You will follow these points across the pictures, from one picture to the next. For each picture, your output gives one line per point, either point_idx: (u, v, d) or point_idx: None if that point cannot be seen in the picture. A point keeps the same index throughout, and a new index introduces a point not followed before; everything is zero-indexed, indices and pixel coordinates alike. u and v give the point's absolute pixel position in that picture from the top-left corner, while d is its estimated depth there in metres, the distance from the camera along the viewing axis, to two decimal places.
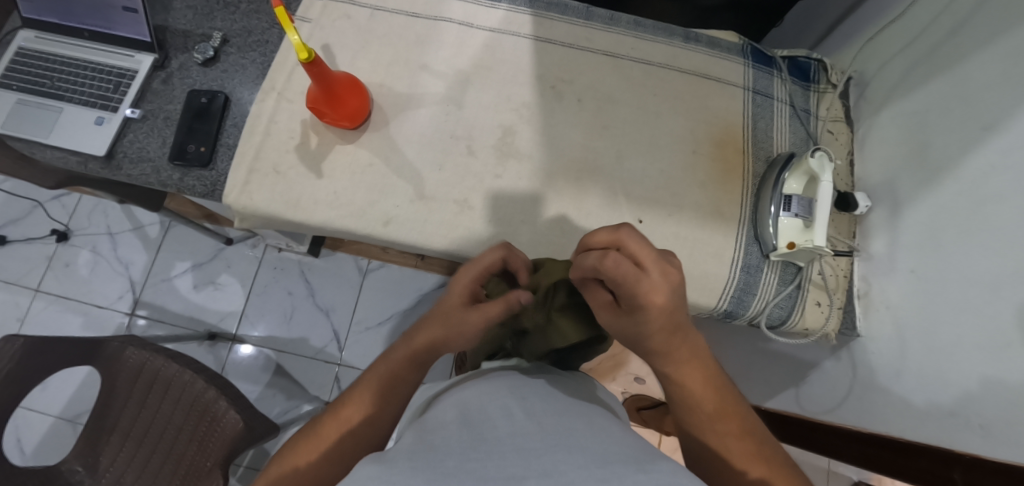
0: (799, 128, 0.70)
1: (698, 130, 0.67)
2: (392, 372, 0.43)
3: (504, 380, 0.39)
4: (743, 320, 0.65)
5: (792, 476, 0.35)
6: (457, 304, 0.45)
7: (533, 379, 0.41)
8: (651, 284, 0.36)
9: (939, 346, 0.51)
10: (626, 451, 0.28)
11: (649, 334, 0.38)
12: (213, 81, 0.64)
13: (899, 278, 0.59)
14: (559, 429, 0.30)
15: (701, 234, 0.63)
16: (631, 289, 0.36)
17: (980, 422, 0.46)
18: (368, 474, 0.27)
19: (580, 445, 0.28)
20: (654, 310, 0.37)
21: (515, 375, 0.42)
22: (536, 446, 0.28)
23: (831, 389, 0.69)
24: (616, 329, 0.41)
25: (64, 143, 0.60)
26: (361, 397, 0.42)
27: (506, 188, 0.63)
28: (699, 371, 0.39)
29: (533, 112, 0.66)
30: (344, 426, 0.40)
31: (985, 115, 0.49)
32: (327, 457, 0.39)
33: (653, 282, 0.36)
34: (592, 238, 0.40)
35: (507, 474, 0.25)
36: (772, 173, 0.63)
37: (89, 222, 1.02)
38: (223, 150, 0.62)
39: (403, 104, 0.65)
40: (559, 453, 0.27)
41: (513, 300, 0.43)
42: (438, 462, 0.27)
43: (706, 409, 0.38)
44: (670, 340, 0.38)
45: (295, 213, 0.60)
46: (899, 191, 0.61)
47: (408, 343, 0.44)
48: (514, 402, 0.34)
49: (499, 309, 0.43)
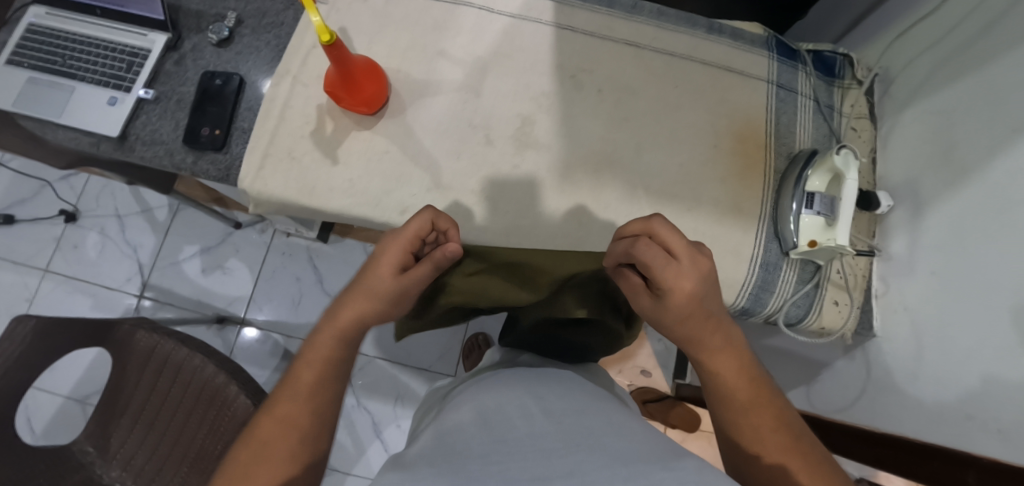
0: (822, 124, 0.69)
1: (719, 125, 0.66)
2: (329, 354, 0.39)
3: (522, 379, 0.39)
4: (760, 317, 0.65)
5: (825, 473, 0.34)
6: (386, 277, 0.41)
7: (548, 376, 0.41)
8: (678, 270, 0.37)
9: (959, 350, 0.51)
10: (652, 450, 0.28)
11: (678, 321, 0.39)
12: (227, 63, 0.63)
13: (921, 279, 0.58)
14: (578, 427, 0.30)
15: (719, 230, 0.63)
16: (660, 273, 0.38)
17: (996, 426, 0.46)
18: (392, 476, 0.26)
19: (602, 443, 0.28)
20: (680, 293, 0.37)
21: (529, 372, 0.42)
22: (556, 445, 0.28)
23: (842, 388, 0.69)
24: (649, 318, 0.41)
25: (75, 123, 0.59)
26: (298, 389, 0.38)
27: (524, 179, 0.62)
28: (732, 360, 0.39)
29: (552, 101, 0.64)
30: (290, 422, 0.36)
31: (1015, 116, 0.48)
32: (284, 458, 0.35)
33: (680, 268, 0.37)
34: (625, 227, 0.41)
35: (531, 476, 0.25)
36: (794, 169, 0.62)
37: (97, 204, 1.01)
38: (237, 134, 0.61)
39: (420, 90, 0.63)
40: (580, 452, 0.27)
41: (441, 255, 0.42)
42: (460, 465, 0.26)
43: (739, 401, 0.38)
44: (699, 328, 0.38)
45: (311, 200, 0.60)
46: (922, 191, 0.60)
47: (335, 321, 0.41)
48: (532, 401, 0.34)
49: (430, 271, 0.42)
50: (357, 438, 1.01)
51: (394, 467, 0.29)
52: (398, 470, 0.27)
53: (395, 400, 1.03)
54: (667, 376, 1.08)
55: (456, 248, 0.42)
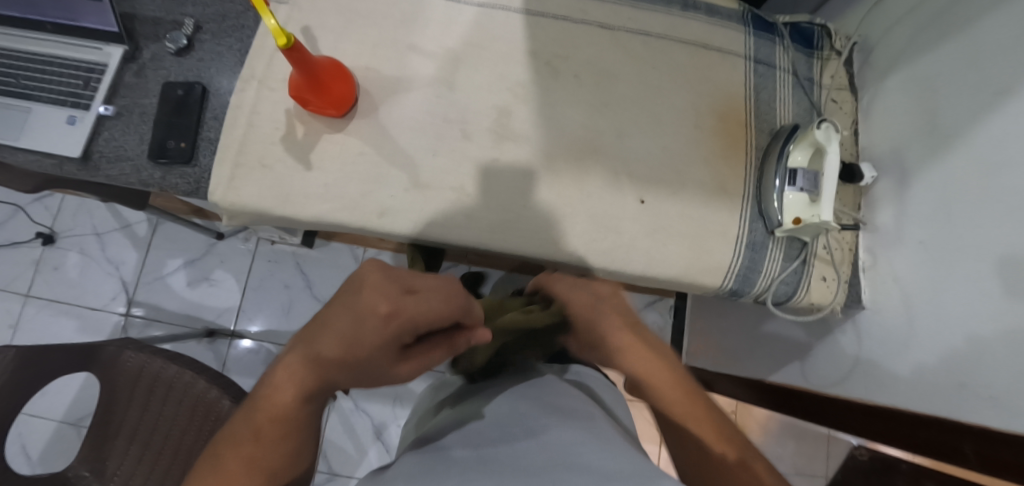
0: (803, 97, 0.68)
1: (700, 104, 0.64)
2: (299, 403, 0.35)
3: (508, 401, 0.40)
4: (748, 298, 0.64)
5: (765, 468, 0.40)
6: (382, 359, 0.31)
7: (535, 390, 0.42)
8: (586, 296, 0.54)
9: (948, 318, 0.52)
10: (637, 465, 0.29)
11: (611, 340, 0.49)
12: (189, 72, 0.61)
13: (907, 250, 0.58)
14: (562, 444, 0.31)
15: (706, 213, 0.62)
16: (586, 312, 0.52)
17: (988, 393, 0.46)
18: None
19: (584, 462, 0.29)
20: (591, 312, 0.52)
21: (527, 386, 0.44)
22: (539, 465, 0.29)
23: (836, 361, 0.67)
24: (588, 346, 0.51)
25: (34, 145, 0.57)
26: (266, 429, 0.35)
27: (504, 172, 0.59)
28: (668, 375, 0.46)
29: (529, 91, 0.62)
30: (257, 467, 0.34)
31: (993, 81, 0.49)
32: None
33: (584, 294, 0.54)
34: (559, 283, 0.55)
35: None
36: (776, 144, 0.62)
37: (74, 223, 0.99)
38: (204, 146, 0.59)
39: (392, 87, 0.61)
40: (562, 473, 0.27)
41: (464, 342, 0.34)
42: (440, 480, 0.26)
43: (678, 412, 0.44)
44: (632, 350, 0.48)
45: (286, 208, 0.58)
46: (906, 160, 0.60)
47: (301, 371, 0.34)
48: (525, 417, 0.36)
49: (443, 354, 0.34)
50: (359, 441, 1.00)
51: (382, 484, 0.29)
52: None
53: (394, 401, 1.03)
54: None
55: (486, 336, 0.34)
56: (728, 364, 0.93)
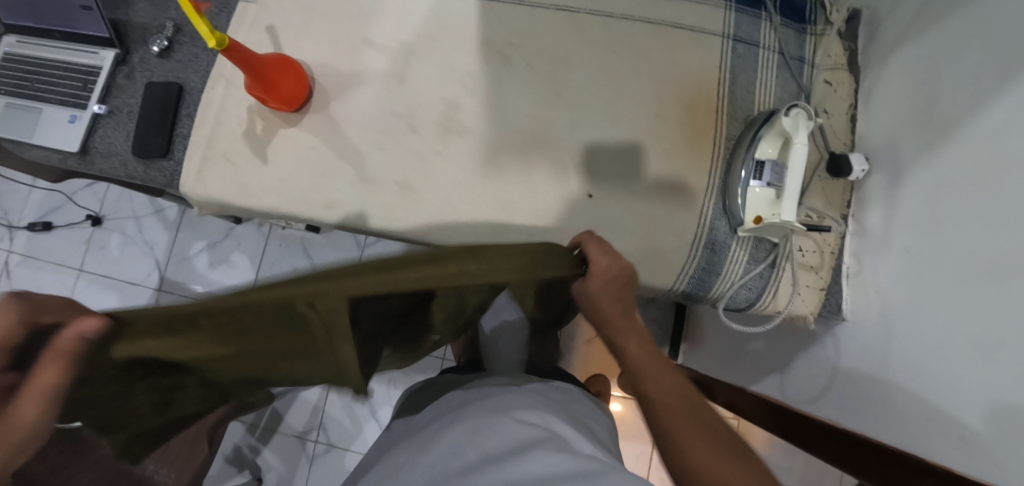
0: (789, 81, 0.61)
1: (664, 90, 0.59)
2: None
3: (463, 424, 0.48)
4: (706, 301, 0.60)
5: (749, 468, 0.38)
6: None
7: (487, 412, 0.49)
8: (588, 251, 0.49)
9: (925, 338, 0.45)
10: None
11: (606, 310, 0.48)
12: (169, 73, 0.66)
13: (890, 257, 0.51)
14: (524, 469, 0.39)
15: (662, 210, 0.57)
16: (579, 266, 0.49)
17: (958, 431, 0.41)
18: None
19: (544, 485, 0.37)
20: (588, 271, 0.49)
21: (484, 405, 0.52)
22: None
23: (813, 375, 0.61)
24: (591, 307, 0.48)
25: (43, 141, 0.65)
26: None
27: (449, 166, 0.59)
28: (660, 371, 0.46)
29: (478, 82, 0.61)
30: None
31: (999, 62, 0.41)
32: None
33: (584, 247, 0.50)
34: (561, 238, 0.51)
35: None
36: (748, 133, 0.56)
37: (117, 207, 1.12)
38: (179, 141, 0.64)
39: (345, 82, 0.62)
40: None
41: (73, 340, 0.23)
42: None
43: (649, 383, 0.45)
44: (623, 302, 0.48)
45: (244, 200, 0.61)
46: (901, 152, 0.52)
47: None
48: (480, 450, 0.44)
49: (57, 369, 0.24)
50: (355, 418, 1.06)
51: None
52: None
53: (388, 381, 1.07)
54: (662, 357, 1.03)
55: (96, 323, 0.23)
56: (716, 369, 0.87)
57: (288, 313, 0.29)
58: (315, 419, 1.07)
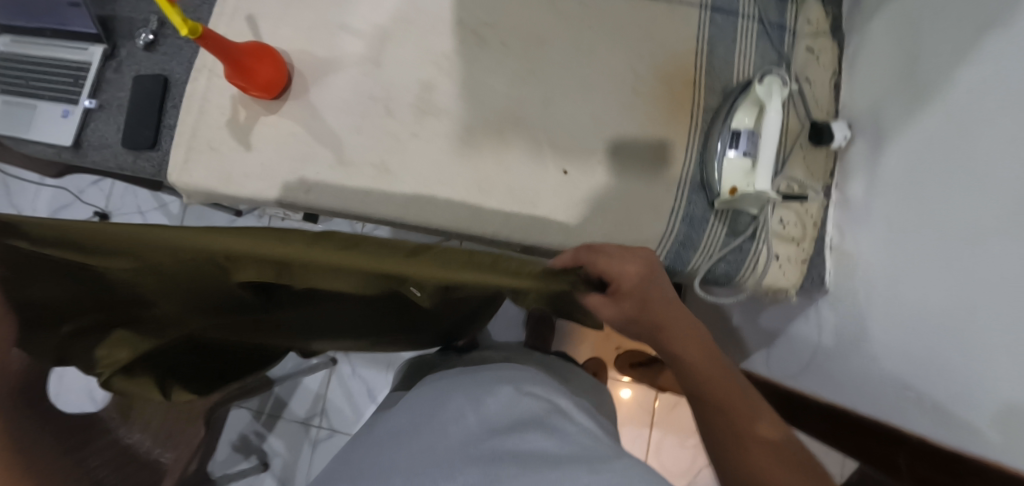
0: (770, 50, 0.59)
1: (640, 64, 0.58)
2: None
3: (461, 397, 0.46)
4: (686, 276, 0.59)
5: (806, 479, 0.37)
6: None
7: (498, 387, 0.47)
8: (618, 262, 0.45)
9: (903, 307, 0.45)
10: (566, 466, 0.35)
11: (652, 311, 0.45)
12: (155, 65, 0.68)
13: (872, 225, 0.50)
14: (532, 455, 0.37)
15: (639, 185, 0.57)
16: (606, 270, 0.45)
17: (933, 400, 0.40)
18: None
19: (546, 468, 0.35)
20: (626, 280, 0.45)
21: (488, 376, 0.51)
22: (507, 466, 0.36)
23: (799, 349, 0.61)
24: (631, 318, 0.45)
25: (38, 137, 0.67)
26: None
27: (425, 147, 0.59)
28: (716, 370, 0.44)
29: (453, 63, 0.60)
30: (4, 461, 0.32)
31: (978, 17, 0.39)
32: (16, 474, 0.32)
33: (612, 257, 0.45)
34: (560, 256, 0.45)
35: None
36: (725, 104, 0.55)
37: (122, 203, 1.16)
38: (167, 132, 0.66)
39: (323, 67, 0.63)
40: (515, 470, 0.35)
41: None
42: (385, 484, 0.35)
43: (715, 392, 0.42)
44: (661, 306, 0.46)
45: (227, 187, 0.62)
46: (883, 118, 0.51)
47: None
48: (485, 425, 0.42)
49: None
50: (356, 404, 1.08)
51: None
52: None
53: (387, 367, 1.09)
54: None
55: None
56: None
57: (212, 263, 0.28)
58: (317, 405, 1.09)
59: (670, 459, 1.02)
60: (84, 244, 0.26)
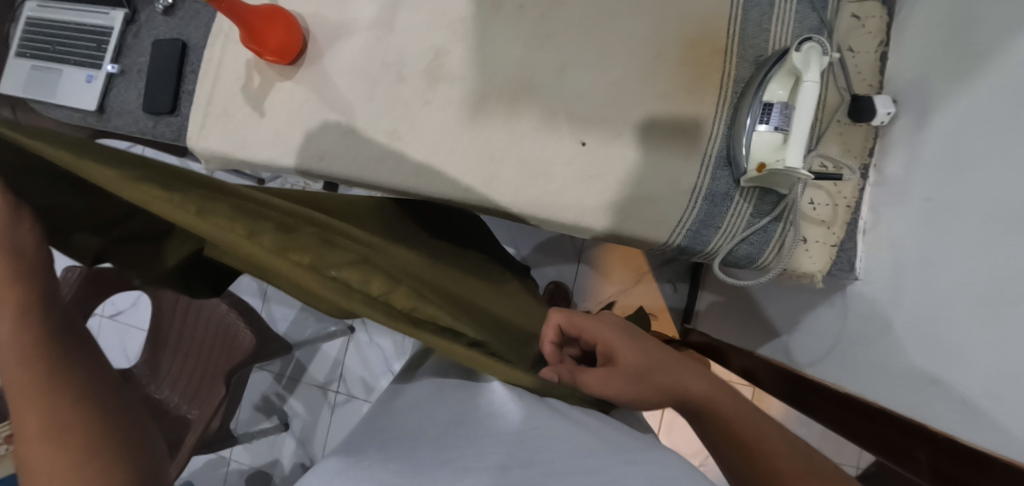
0: (809, 15, 0.54)
1: (665, 29, 0.55)
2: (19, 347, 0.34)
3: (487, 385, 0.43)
4: (704, 256, 0.57)
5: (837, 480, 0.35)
6: None
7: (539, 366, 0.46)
8: (598, 325, 0.50)
9: (937, 296, 0.42)
10: (598, 454, 0.33)
11: (650, 359, 0.48)
12: (173, 30, 0.67)
13: (910, 208, 0.47)
14: (552, 432, 0.35)
15: (660, 158, 0.54)
16: (588, 329, 0.49)
17: (961, 395, 0.38)
18: (323, 466, 0.33)
19: (567, 448, 0.33)
20: (613, 337, 0.49)
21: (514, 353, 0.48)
22: (527, 439, 0.34)
23: (823, 335, 0.59)
24: (635, 368, 0.47)
25: (65, 101, 0.69)
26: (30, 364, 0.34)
27: (437, 115, 0.58)
28: (718, 390, 0.45)
29: (468, 28, 0.58)
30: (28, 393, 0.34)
31: None
32: (58, 404, 0.34)
33: (595, 322, 0.50)
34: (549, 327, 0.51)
35: (400, 472, 0.30)
36: (758, 73, 0.51)
37: None
38: (185, 98, 0.66)
39: (336, 32, 0.61)
40: (541, 440, 0.34)
41: None
42: (410, 451, 0.33)
43: (724, 411, 0.42)
44: (658, 363, 0.47)
45: (243, 153, 0.62)
46: (929, 91, 0.46)
47: None
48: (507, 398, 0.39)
49: None
50: (372, 372, 1.11)
51: (358, 469, 0.31)
52: (334, 457, 0.34)
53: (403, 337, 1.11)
54: (676, 320, 1.01)
55: None
56: (726, 333, 0.85)
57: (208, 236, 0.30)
58: (335, 371, 1.12)
59: (681, 441, 1.01)
60: (120, 189, 0.29)
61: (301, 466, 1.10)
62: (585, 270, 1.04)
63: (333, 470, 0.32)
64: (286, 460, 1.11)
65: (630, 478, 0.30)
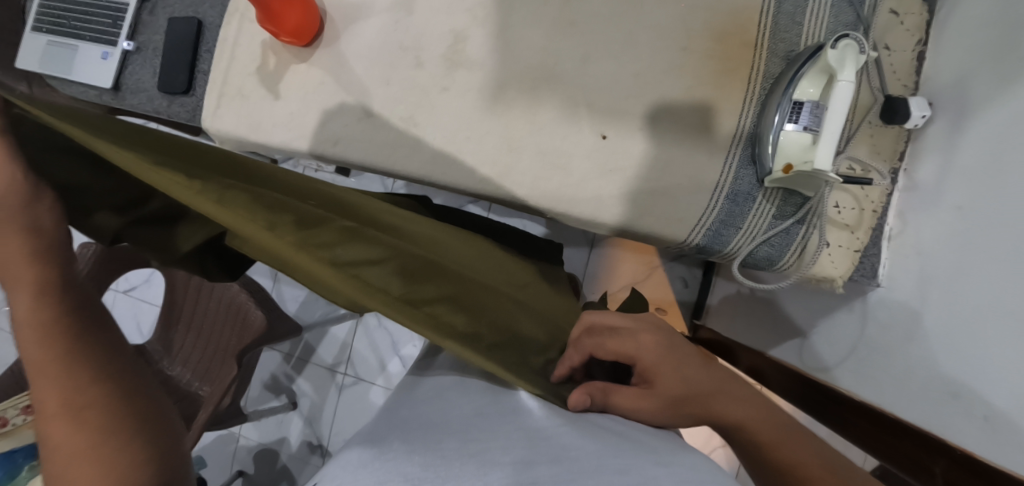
0: (845, 9, 0.52)
1: (693, 18, 0.53)
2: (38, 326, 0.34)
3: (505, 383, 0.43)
4: (723, 256, 0.56)
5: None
6: None
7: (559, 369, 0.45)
8: (630, 337, 0.47)
9: (965, 308, 0.41)
10: (625, 455, 0.32)
11: (686, 376, 0.45)
12: (189, 7, 0.66)
13: (942, 216, 0.45)
14: (574, 431, 0.35)
15: (681, 153, 0.52)
16: (619, 344, 0.46)
17: (983, 411, 0.37)
18: (346, 457, 0.33)
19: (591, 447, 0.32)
20: (647, 352, 0.46)
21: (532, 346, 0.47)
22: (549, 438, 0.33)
23: (840, 340, 0.58)
24: (671, 390, 0.44)
25: (80, 78, 0.68)
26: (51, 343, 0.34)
27: (455, 103, 0.57)
28: (755, 410, 0.43)
29: (489, 13, 0.56)
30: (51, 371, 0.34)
31: None
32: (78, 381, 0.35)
33: (627, 334, 0.47)
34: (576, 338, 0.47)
35: (425, 465, 0.30)
36: (788, 69, 0.49)
37: None
38: (200, 77, 0.65)
39: (354, 13, 0.60)
40: (563, 438, 0.33)
41: None
42: (436, 443, 0.33)
43: (760, 439, 0.42)
44: (694, 379, 0.45)
45: (258, 136, 0.61)
46: (969, 94, 0.44)
47: None
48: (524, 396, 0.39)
49: None
50: (380, 356, 1.11)
51: (383, 462, 0.30)
52: (356, 448, 0.34)
53: None
54: (686, 316, 1.00)
55: None
56: (738, 332, 0.84)
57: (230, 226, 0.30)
58: (343, 353, 1.14)
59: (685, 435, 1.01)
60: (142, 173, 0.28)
61: (308, 445, 1.12)
62: (595, 263, 1.03)
63: (358, 462, 0.31)
64: (294, 438, 1.13)
65: (661, 479, 0.29)
